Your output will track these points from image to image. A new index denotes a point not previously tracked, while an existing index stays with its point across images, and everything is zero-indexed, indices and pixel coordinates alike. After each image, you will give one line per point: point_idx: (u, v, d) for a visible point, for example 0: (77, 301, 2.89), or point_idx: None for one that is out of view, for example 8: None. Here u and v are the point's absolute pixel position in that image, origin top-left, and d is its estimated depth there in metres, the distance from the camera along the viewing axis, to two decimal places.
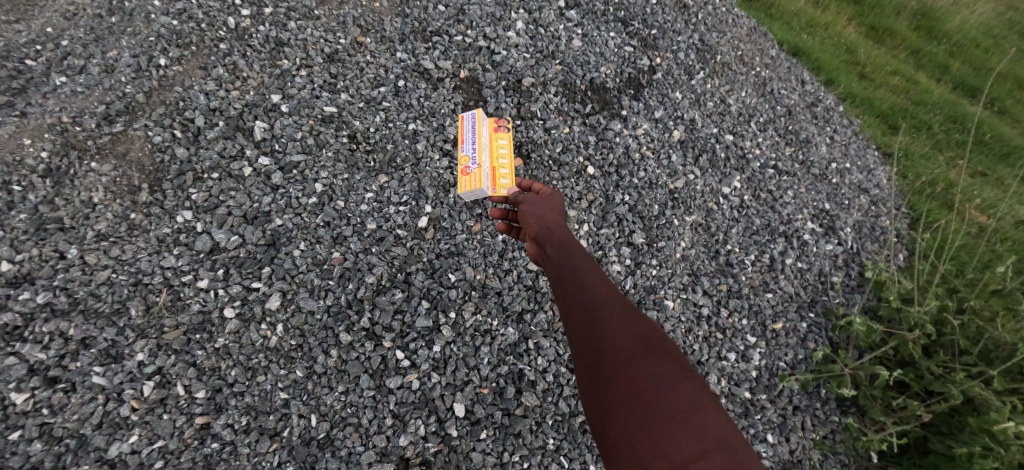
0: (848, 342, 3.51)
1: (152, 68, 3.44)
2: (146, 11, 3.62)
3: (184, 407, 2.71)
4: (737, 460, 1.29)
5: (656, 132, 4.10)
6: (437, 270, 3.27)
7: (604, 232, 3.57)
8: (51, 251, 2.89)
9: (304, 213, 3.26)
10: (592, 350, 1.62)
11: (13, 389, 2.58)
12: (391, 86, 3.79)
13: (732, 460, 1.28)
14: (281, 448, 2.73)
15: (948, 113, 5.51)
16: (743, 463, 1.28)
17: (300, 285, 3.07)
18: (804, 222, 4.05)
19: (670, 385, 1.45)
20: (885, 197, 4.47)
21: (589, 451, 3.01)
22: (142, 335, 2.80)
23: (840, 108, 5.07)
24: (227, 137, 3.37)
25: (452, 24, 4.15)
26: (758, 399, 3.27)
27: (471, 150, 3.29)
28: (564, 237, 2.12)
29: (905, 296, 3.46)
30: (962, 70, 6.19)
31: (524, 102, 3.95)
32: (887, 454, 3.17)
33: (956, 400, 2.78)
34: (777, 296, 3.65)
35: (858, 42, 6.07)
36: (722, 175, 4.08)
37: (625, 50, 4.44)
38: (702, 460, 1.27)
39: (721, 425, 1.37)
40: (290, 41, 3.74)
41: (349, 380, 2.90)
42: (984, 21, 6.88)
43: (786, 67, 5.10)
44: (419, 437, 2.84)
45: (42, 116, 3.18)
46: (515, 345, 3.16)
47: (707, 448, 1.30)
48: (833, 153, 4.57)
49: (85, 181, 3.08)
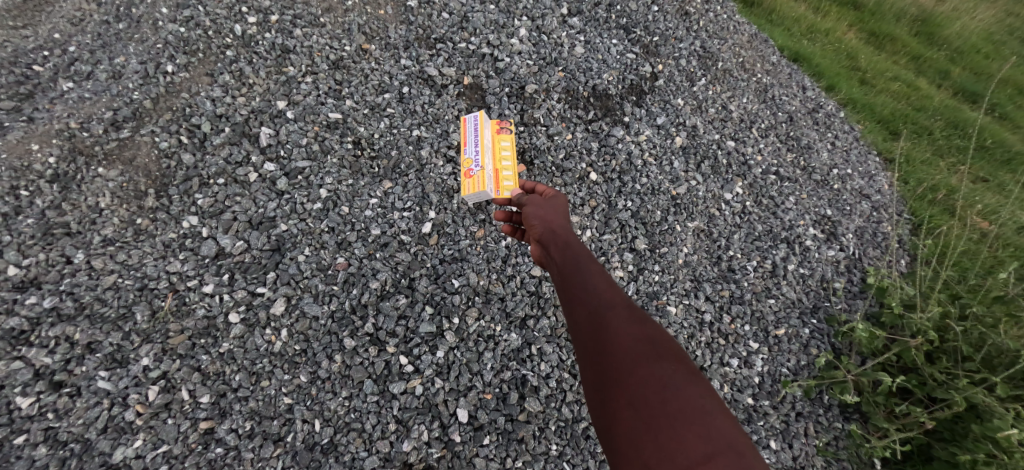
0: (850, 348, 3.51)
1: (158, 74, 3.48)
2: (153, 19, 3.65)
3: (188, 411, 2.72)
4: (744, 462, 1.29)
5: (658, 138, 4.12)
6: (440, 275, 3.28)
7: (606, 238, 3.59)
8: (58, 256, 2.91)
9: (309, 218, 3.29)
10: (597, 355, 1.63)
11: (20, 393, 2.60)
12: (395, 92, 3.82)
13: (740, 462, 1.28)
14: (284, 453, 2.73)
15: (949, 118, 5.52)
16: (750, 465, 1.28)
17: (304, 291, 3.09)
18: (806, 227, 4.07)
19: (677, 388, 1.45)
20: (887, 202, 4.47)
21: (593, 457, 3.01)
22: (147, 340, 2.82)
23: (841, 114, 5.09)
24: (233, 144, 3.41)
25: (456, 31, 4.19)
26: (761, 405, 3.27)
27: (473, 154, 3.28)
28: (568, 239, 2.12)
29: (907, 302, 3.47)
30: (963, 76, 6.20)
31: (527, 109, 3.99)
32: (889, 461, 3.16)
33: (959, 407, 2.79)
34: (779, 302, 3.67)
35: (858, 48, 6.09)
36: (724, 181, 4.09)
37: (628, 57, 4.48)
38: (710, 462, 1.27)
39: (727, 427, 1.37)
40: (297, 49, 3.79)
41: (353, 385, 2.92)
42: (985, 27, 6.91)
43: (787, 74, 5.13)
44: (422, 443, 2.84)
45: (50, 122, 3.21)
46: (518, 351, 3.17)
47: (713, 450, 1.30)
48: (834, 159, 4.59)
49: (92, 187, 3.11)
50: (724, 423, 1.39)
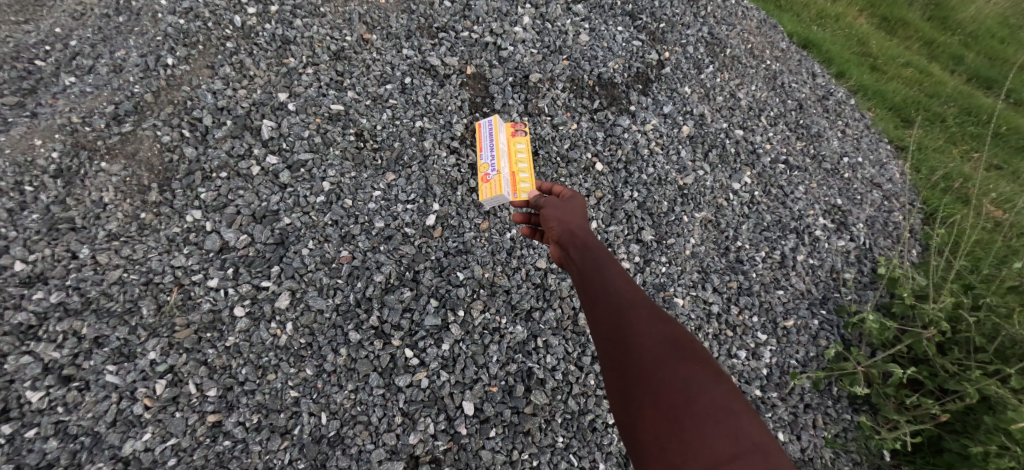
0: (860, 339, 3.46)
1: (159, 67, 3.45)
2: (153, 10, 3.62)
3: (196, 405, 2.73)
4: (771, 462, 1.26)
5: (665, 128, 4.06)
6: (445, 268, 3.26)
7: (613, 229, 3.54)
8: (63, 251, 2.92)
9: (313, 212, 3.27)
10: (619, 356, 1.60)
11: (29, 387, 2.61)
12: (397, 83, 3.78)
13: (766, 462, 1.25)
14: (292, 445, 2.73)
15: (962, 105, 5.39)
16: (777, 464, 1.26)
17: (309, 284, 3.07)
18: (815, 217, 4.01)
19: (701, 389, 1.42)
20: (899, 191, 4.38)
21: (599, 449, 2.98)
22: (153, 334, 2.83)
23: (851, 100, 4.98)
24: (235, 137, 3.39)
25: (458, 20, 4.14)
26: (769, 397, 3.24)
27: (490, 158, 3.32)
28: (587, 240, 2.08)
29: (920, 292, 3.41)
30: (977, 61, 6.07)
31: (531, 99, 3.94)
32: (899, 453, 3.12)
33: (972, 399, 2.74)
34: (788, 293, 3.62)
35: (869, 33, 5.95)
36: (733, 170, 4.03)
37: (634, 45, 4.40)
38: (735, 462, 1.25)
39: (753, 427, 1.34)
40: (297, 39, 3.75)
41: (358, 378, 2.91)
42: (1001, 9, 6.72)
43: (797, 60, 5.03)
44: (429, 436, 2.84)
45: (52, 117, 3.19)
46: (524, 344, 3.15)
47: (738, 450, 1.27)
48: (844, 147, 4.51)
49: (96, 182, 3.10)
50: (750, 423, 1.35)
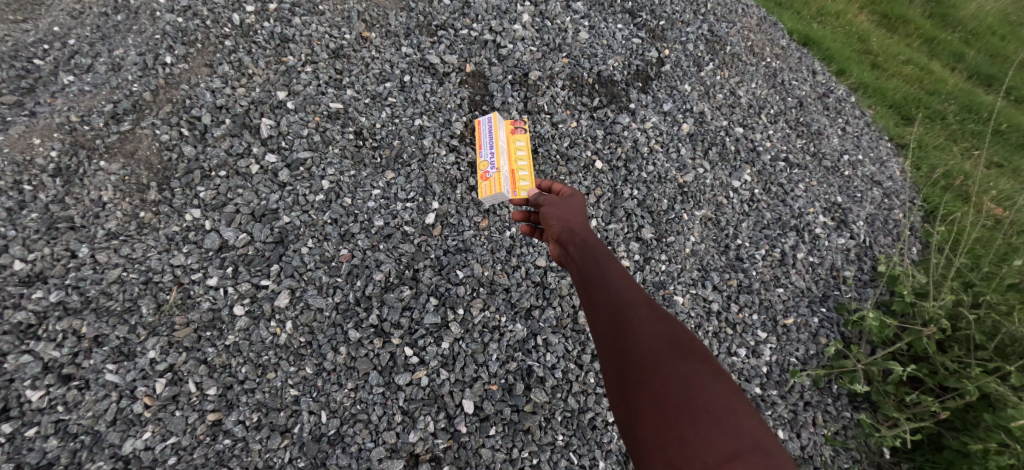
0: (859, 337, 3.46)
1: (157, 66, 3.44)
2: (151, 9, 3.61)
3: (196, 403, 2.73)
4: (772, 461, 1.26)
5: (665, 125, 4.05)
6: (445, 266, 3.26)
7: (612, 227, 3.54)
8: (62, 250, 2.91)
9: (312, 210, 3.27)
10: (619, 354, 1.59)
11: (29, 386, 2.61)
12: (396, 81, 3.77)
13: (767, 461, 1.25)
14: (291, 444, 2.73)
15: (962, 102, 5.39)
16: (777, 462, 1.26)
17: (308, 283, 3.08)
18: (815, 215, 4.00)
19: (701, 388, 1.42)
20: (899, 189, 4.37)
21: (599, 447, 2.98)
22: (153, 333, 2.83)
23: (852, 98, 4.97)
24: (234, 135, 3.39)
25: (457, 17, 4.13)
26: (769, 395, 3.25)
27: (489, 156, 3.32)
28: (587, 238, 2.08)
29: (920, 290, 3.40)
30: (978, 58, 6.06)
31: (531, 97, 3.93)
32: (899, 451, 3.12)
33: (972, 396, 2.74)
34: (788, 291, 3.62)
35: (870, 30, 5.93)
36: (733, 168, 4.03)
37: (633, 42, 4.39)
38: (735, 461, 1.25)
39: (753, 425, 1.34)
40: (296, 37, 3.74)
41: (358, 376, 2.91)
42: (1002, 6, 6.70)
43: (797, 58, 5.02)
44: (429, 434, 2.84)
45: (51, 116, 3.19)
46: (524, 342, 3.15)
47: (738, 449, 1.27)
48: (844, 145, 4.50)
49: (95, 180, 3.09)
50: (749, 421, 1.35)
